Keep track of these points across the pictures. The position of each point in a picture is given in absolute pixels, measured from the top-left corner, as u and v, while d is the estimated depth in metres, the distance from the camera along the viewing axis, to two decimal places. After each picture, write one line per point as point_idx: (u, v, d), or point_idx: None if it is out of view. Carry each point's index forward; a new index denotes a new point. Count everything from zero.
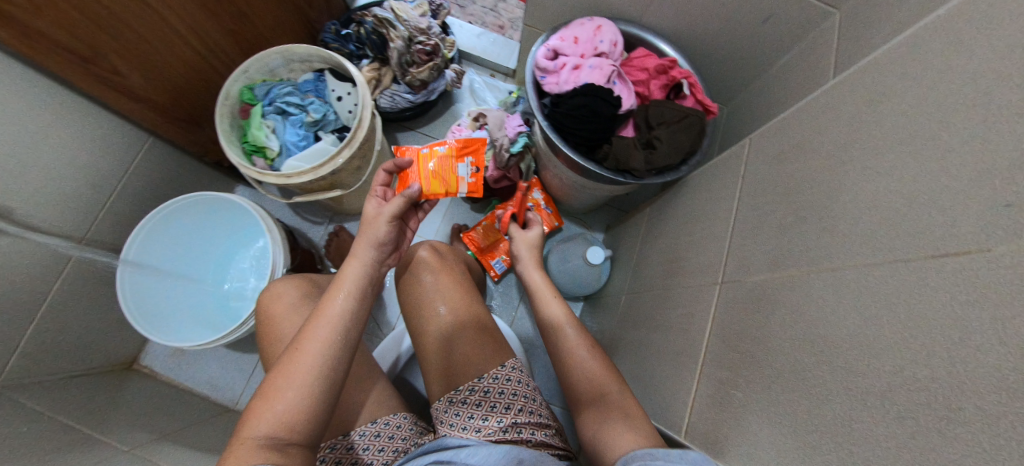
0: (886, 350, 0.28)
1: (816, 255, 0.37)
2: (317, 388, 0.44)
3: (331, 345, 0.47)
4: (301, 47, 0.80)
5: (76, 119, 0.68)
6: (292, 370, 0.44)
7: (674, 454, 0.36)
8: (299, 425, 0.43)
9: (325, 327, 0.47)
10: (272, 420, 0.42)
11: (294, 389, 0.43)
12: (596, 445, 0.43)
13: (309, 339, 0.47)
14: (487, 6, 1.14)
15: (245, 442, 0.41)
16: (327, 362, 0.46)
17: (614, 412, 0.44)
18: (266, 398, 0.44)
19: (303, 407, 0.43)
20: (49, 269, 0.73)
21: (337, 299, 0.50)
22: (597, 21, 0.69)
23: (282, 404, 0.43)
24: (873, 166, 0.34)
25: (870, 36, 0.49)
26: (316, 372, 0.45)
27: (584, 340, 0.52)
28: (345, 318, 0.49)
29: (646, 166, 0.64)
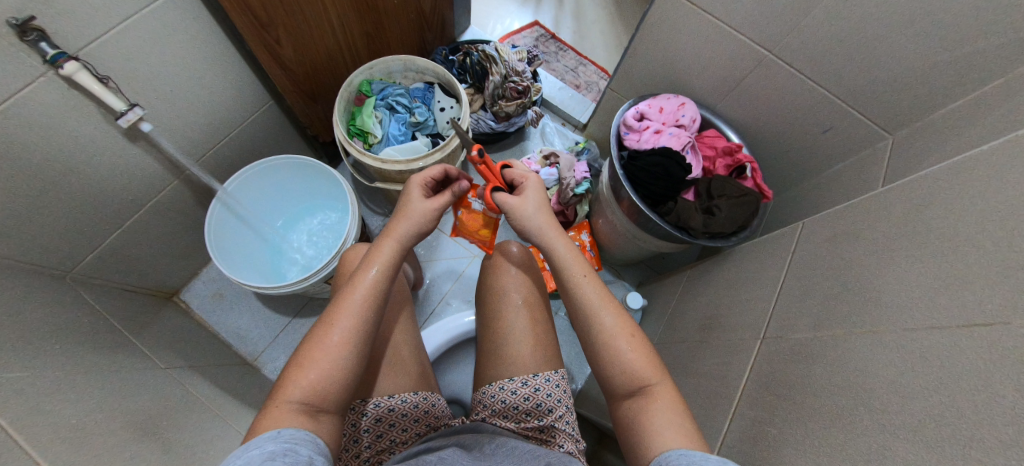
0: (918, 394, 0.34)
1: (858, 318, 0.44)
2: (348, 359, 0.46)
3: (361, 318, 0.48)
4: (422, 61, 0.94)
5: (228, 69, 0.79)
6: (323, 341, 0.46)
7: (711, 460, 0.39)
8: (331, 394, 0.44)
9: (355, 301, 0.49)
10: (308, 387, 0.44)
11: (325, 359, 0.45)
12: (635, 442, 0.46)
13: (340, 313, 0.48)
14: (570, 68, 1.32)
15: (281, 405, 0.42)
16: (357, 333, 0.47)
17: (654, 408, 0.46)
18: (298, 366, 0.45)
19: (333, 376, 0.45)
20: (153, 186, 0.80)
21: (368, 275, 0.51)
22: (682, 99, 0.84)
23: (314, 372, 0.44)
24: (916, 253, 0.42)
25: (915, 159, 0.59)
26: (347, 342, 0.46)
27: (624, 331, 0.50)
28: (374, 292, 0.50)
29: (703, 228, 0.74)
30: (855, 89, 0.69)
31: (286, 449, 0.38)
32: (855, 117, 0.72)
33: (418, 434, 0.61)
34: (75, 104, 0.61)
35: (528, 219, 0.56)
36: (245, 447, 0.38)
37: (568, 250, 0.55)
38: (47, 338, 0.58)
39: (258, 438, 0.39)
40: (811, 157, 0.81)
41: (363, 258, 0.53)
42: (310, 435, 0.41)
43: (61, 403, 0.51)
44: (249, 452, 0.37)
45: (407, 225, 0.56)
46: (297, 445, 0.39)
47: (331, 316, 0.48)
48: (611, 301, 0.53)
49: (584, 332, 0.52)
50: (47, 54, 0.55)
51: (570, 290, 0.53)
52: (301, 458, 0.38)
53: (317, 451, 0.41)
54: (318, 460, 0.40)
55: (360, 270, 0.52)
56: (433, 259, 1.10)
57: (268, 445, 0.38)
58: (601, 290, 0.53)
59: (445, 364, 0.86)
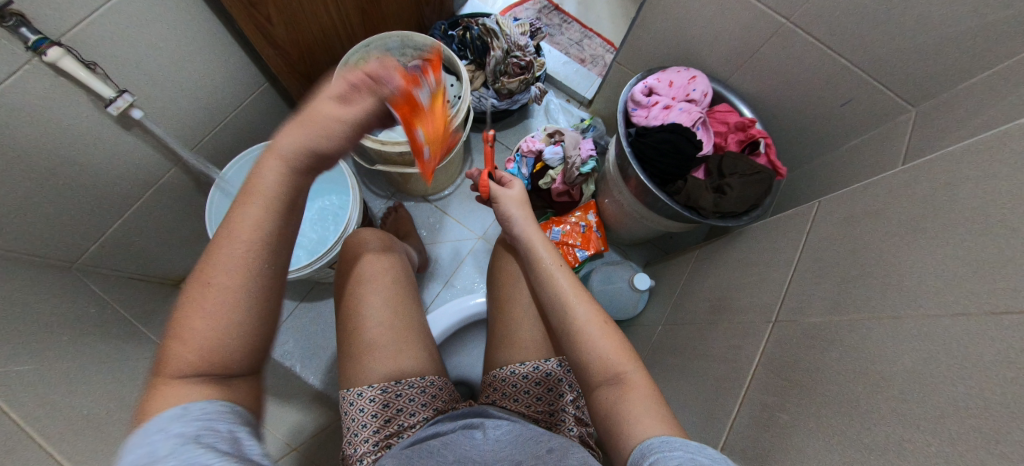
0: (942, 384, 0.33)
1: (876, 304, 0.42)
2: (241, 313, 0.37)
3: (252, 268, 0.38)
4: (419, 36, 0.90)
5: (218, 49, 0.76)
6: (206, 300, 0.37)
7: (693, 447, 0.37)
8: (236, 361, 0.38)
9: (237, 249, 0.38)
10: (198, 360, 0.36)
11: (212, 325, 0.36)
12: (613, 431, 0.44)
13: (219, 266, 0.37)
14: (574, 40, 1.27)
15: (165, 383, 0.35)
16: (245, 284, 0.38)
17: (629, 396, 0.44)
18: (182, 322, 0.37)
19: (224, 333, 0.37)
20: (152, 175, 0.79)
21: (249, 213, 0.39)
22: (692, 71, 0.80)
23: (198, 339, 0.36)
24: (941, 235, 0.40)
25: (939, 132, 0.56)
26: (238, 301, 0.37)
27: (597, 319, 0.51)
28: (263, 235, 0.39)
29: (713, 207, 0.72)
30: (877, 57, 0.65)
31: (203, 429, 0.32)
32: (875, 90, 0.68)
33: (426, 418, 0.60)
34: (64, 93, 0.60)
35: (508, 211, 0.64)
36: (139, 433, 0.31)
37: (546, 244, 0.60)
38: (54, 330, 0.59)
39: (157, 419, 0.32)
40: (827, 132, 0.78)
41: (239, 190, 0.40)
42: (227, 407, 0.35)
43: (71, 395, 0.51)
44: (152, 438, 0.31)
45: (294, 138, 0.41)
46: (215, 423, 0.33)
47: (209, 269, 0.38)
48: (583, 292, 0.55)
49: (559, 320, 0.53)
50: (28, 40, 0.52)
51: (548, 279, 0.56)
52: (221, 435, 0.33)
53: (238, 422, 0.35)
54: (244, 434, 0.34)
55: (238, 206, 0.39)
56: (437, 241, 1.09)
57: (173, 427, 0.31)
58: (573, 280, 0.56)
59: (452, 347, 0.86)
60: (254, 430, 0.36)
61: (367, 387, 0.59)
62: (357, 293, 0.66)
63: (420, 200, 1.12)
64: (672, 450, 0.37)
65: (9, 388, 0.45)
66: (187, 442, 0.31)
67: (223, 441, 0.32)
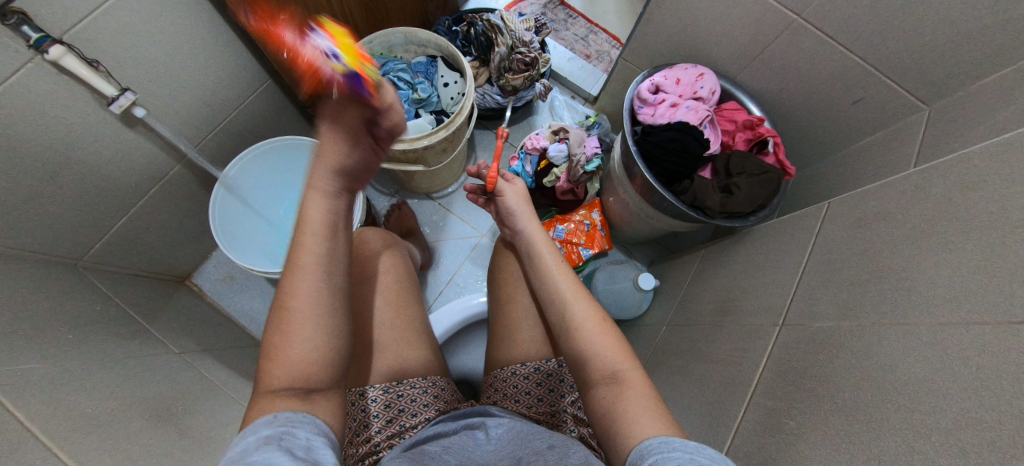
0: (953, 394, 0.32)
1: (886, 310, 0.41)
2: (331, 325, 0.43)
3: (326, 283, 0.43)
4: (423, 32, 0.89)
5: (221, 46, 0.76)
6: (298, 321, 0.41)
7: (690, 446, 0.36)
8: (323, 370, 0.42)
9: (307, 272, 0.42)
10: (295, 373, 0.40)
11: (303, 340, 0.41)
12: (609, 431, 0.43)
13: (297, 290, 0.42)
14: (579, 36, 1.26)
15: (268, 397, 0.39)
16: (326, 298, 0.43)
17: (626, 396, 0.43)
18: (279, 346, 0.41)
19: (318, 345, 0.41)
20: (156, 172, 0.79)
21: (311, 238, 0.43)
22: (700, 69, 0.79)
23: (300, 354, 0.40)
24: (955, 240, 0.39)
25: (953, 132, 0.55)
26: (321, 314, 0.42)
27: (595, 316, 0.51)
28: (327, 255, 0.44)
29: (720, 208, 0.71)
30: (889, 55, 0.63)
31: (283, 433, 0.34)
32: (888, 88, 0.66)
33: (428, 419, 0.59)
34: (67, 91, 0.60)
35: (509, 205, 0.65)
36: (239, 434, 0.35)
37: (544, 239, 0.60)
38: (58, 328, 0.59)
39: (254, 423, 0.36)
40: (837, 131, 0.77)
41: (296, 222, 0.44)
42: (307, 418, 0.38)
43: (76, 392, 0.51)
44: (245, 438, 0.34)
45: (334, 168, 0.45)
46: (294, 429, 0.35)
47: (288, 294, 0.42)
48: (581, 290, 0.55)
49: (557, 318, 0.53)
50: (31, 39, 0.52)
51: (546, 276, 0.56)
52: (300, 442, 0.35)
53: (317, 434, 0.37)
54: (320, 445, 0.36)
55: (300, 235, 0.43)
56: (441, 239, 1.09)
57: (262, 429, 0.34)
58: (571, 278, 0.56)
59: (455, 346, 0.86)
60: (329, 444, 0.37)
61: (369, 387, 0.59)
62: (359, 292, 0.66)
63: (423, 198, 1.12)
64: (671, 451, 0.35)
65: (14, 386, 0.45)
66: (269, 442, 0.33)
67: (299, 448, 0.34)
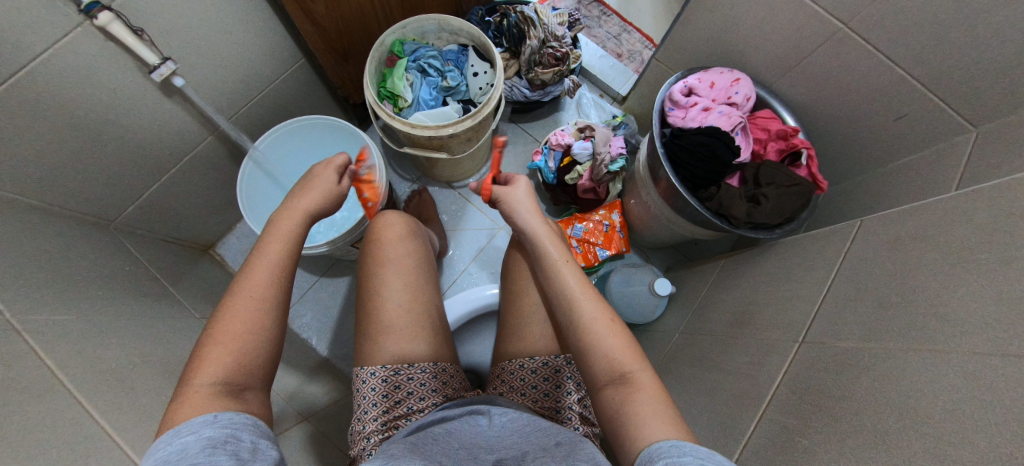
0: (982, 427, 0.31)
1: (917, 335, 0.40)
2: (267, 329, 0.45)
3: (270, 289, 0.47)
4: (456, 21, 0.89)
5: (259, 23, 0.77)
6: (239, 317, 0.44)
7: (701, 451, 0.35)
8: (254, 370, 0.43)
9: (262, 273, 0.47)
10: (227, 365, 0.41)
11: (240, 331, 0.43)
12: (617, 432, 0.42)
13: (250, 284, 0.46)
14: (612, 34, 1.24)
15: (195, 388, 0.39)
16: (271, 302, 0.46)
17: (637, 397, 0.43)
18: (215, 340, 0.42)
19: (248, 347, 0.43)
20: (189, 142, 0.81)
21: (271, 247, 0.50)
22: (737, 74, 0.77)
23: (229, 344, 0.42)
24: (997, 268, 0.37)
25: (1005, 155, 0.52)
26: (262, 311, 0.45)
27: (604, 315, 0.50)
28: (282, 263, 0.49)
29: (746, 217, 0.69)
30: (941, 70, 0.60)
31: (228, 436, 0.36)
32: (934, 105, 0.63)
33: (435, 403, 0.60)
34: (111, 57, 0.61)
35: (508, 206, 0.62)
36: (172, 433, 0.35)
37: (550, 240, 0.58)
38: (89, 284, 0.61)
39: (190, 423, 0.36)
40: (876, 147, 0.74)
41: (263, 232, 0.51)
42: (249, 419, 0.39)
43: (104, 347, 0.54)
44: (184, 438, 0.34)
45: (308, 200, 0.56)
46: (238, 431, 0.37)
47: (239, 289, 0.46)
48: (589, 290, 0.53)
49: (565, 318, 0.51)
50: (81, 3, 0.54)
51: (556, 275, 0.54)
52: (245, 444, 0.36)
53: (259, 434, 0.39)
54: (262, 445, 0.38)
55: (264, 243, 0.50)
56: (457, 228, 1.09)
57: (205, 430, 0.35)
58: (580, 277, 0.54)
59: (466, 335, 0.87)
60: (271, 443, 0.39)
61: (379, 367, 0.60)
62: (375, 275, 0.67)
63: (444, 186, 1.12)
64: (682, 456, 0.35)
65: (46, 337, 0.47)
66: (215, 446, 0.34)
67: (245, 450, 0.36)
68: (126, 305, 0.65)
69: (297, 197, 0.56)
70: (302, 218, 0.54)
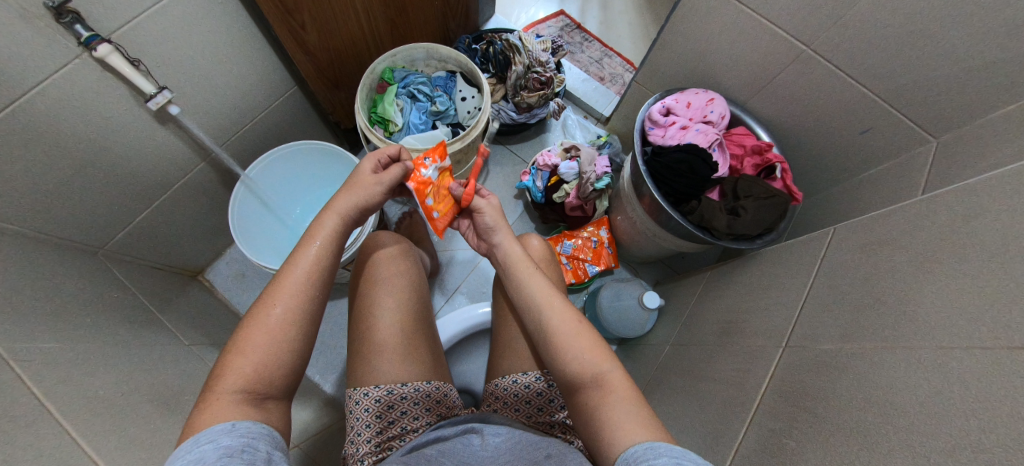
0: (954, 416, 0.32)
1: (889, 334, 0.42)
2: (293, 339, 0.44)
3: (298, 299, 0.45)
4: (444, 49, 0.93)
5: (253, 53, 0.80)
6: (264, 329, 0.43)
7: (675, 451, 0.38)
8: (277, 379, 0.42)
9: (293, 280, 0.46)
10: (250, 374, 0.41)
11: (264, 341, 0.42)
12: (595, 436, 0.44)
13: (280, 292, 0.45)
14: (594, 59, 1.30)
15: (218, 397, 0.39)
16: (301, 312, 0.45)
17: (610, 400, 0.44)
18: (239, 351, 0.42)
19: (272, 358, 0.42)
20: (182, 169, 0.82)
21: (308, 249, 0.48)
22: (711, 94, 0.81)
23: (255, 353, 0.42)
24: (956, 267, 0.39)
25: (961, 164, 0.55)
26: (292, 321, 0.44)
27: (571, 316, 0.52)
28: (315, 269, 0.48)
29: (726, 229, 0.72)
30: (898, 87, 0.65)
31: (245, 445, 0.36)
32: (896, 119, 0.68)
33: (429, 423, 0.60)
34: (108, 87, 0.63)
35: (483, 220, 0.62)
36: (192, 441, 0.35)
37: (519, 249, 0.60)
38: (77, 311, 0.61)
39: (208, 430, 0.36)
40: (846, 159, 0.78)
41: (304, 232, 0.50)
42: (266, 428, 0.39)
43: (90, 374, 0.53)
44: (203, 447, 0.35)
45: (348, 198, 0.53)
46: (255, 440, 0.37)
47: (269, 297, 0.45)
48: (558, 295, 0.54)
49: (534, 325, 0.53)
50: (81, 37, 0.56)
51: (520, 285, 0.56)
52: (260, 454, 0.37)
53: (274, 445, 0.39)
54: (277, 456, 0.38)
55: (300, 247, 0.49)
56: (449, 249, 1.10)
57: (223, 439, 0.36)
58: (547, 284, 0.55)
59: (458, 355, 0.86)
60: (284, 455, 0.40)
61: (373, 387, 0.60)
62: (367, 293, 0.68)
63: None
64: (657, 457, 0.37)
65: (34, 365, 0.46)
66: (231, 455, 0.35)
67: (261, 460, 0.36)
68: (112, 331, 0.64)
69: (341, 194, 0.54)
70: (339, 218, 0.52)
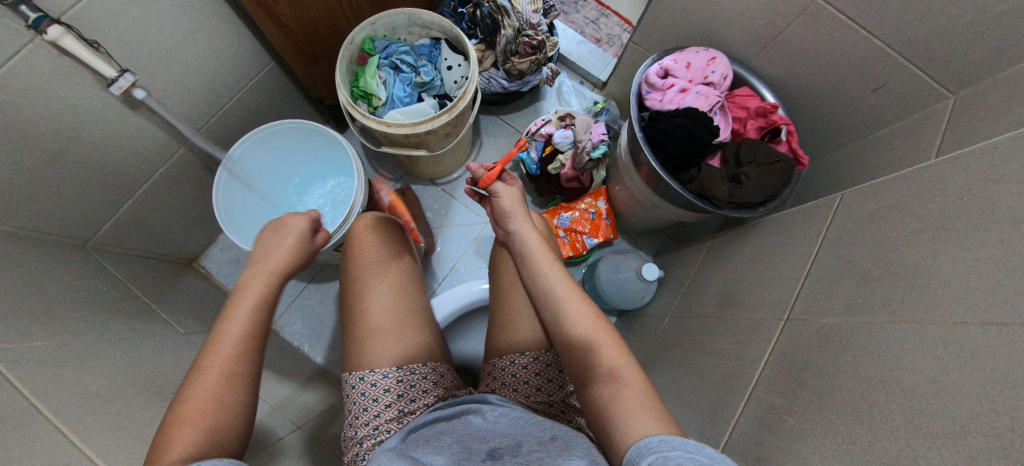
0: (964, 398, 0.31)
1: (899, 308, 0.39)
2: (239, 396, 0.43)
3: (234, 361, 0.44)
4: (426, 14, 0.87)
5: (221, 30, 0.75)
6: (203, 398, 0.41)
7: (689, 445, 0.35)
8: (228, 440, 0.41)
9: (230, 345, 0.45)
10: (200, 439, 0.39)
11: (208, 407, 0.41)
12: (606, 427, 0.43)
13: (213, 362, 0.43)
14: (589, 18, 1.22)
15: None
16: (237, 374, 0.44)
17: (625, 393, 0.44)
18: (181, 420, 0.39)
19: (217, 420, 0.41)
20: (160, 155, 0.80)
21: (236, 317, 0.47)
22: (712, 52, 0.76)
23: (200, 416, 0.40)
24: (974, 237, 0.37)
25: (980, 121, 0.51)
26: (230, 382, 0.43)
27: (588, 309, 0.53)
28: (254, 324, 0.47)
29: (728, 198, 0.68)
30: (915, 37, 0.60)
31: None
32: (911, 74, 0.63)
33: (429, 404, 0.59)
34: (67, 72, 0.59)
35: (501, 205, 0.64)
36: None
37: (537, 238, 0.61)
38: (66, 309, 0.60)
39: None
40: (857, 118, 0.73)
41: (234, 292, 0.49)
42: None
43: (81, 369, 0.52)
44: None
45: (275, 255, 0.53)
46: None
47: (206, 363, 0.43)
48: (575, 286, 0.55)
49: (551, 313, 0.54)
50: (28, 18, 0.52)
51: (540, 276, 0.57)
52: None
53: None
54: None
55: (229, 310, 0.47)
56: (443, 226, 1.08)
57: None
58: (564, 275, 0.57)
59: (456, 333, 0.86)
60: None
61: (368, 371, 0.59)
62: (361, 277, 0.66)
63: (427, 184, 1.11)
64: (671, 450, 0.35)
65: (21, 365, 0.46)
66: None
67: None
68: (104, 326, 0.64)
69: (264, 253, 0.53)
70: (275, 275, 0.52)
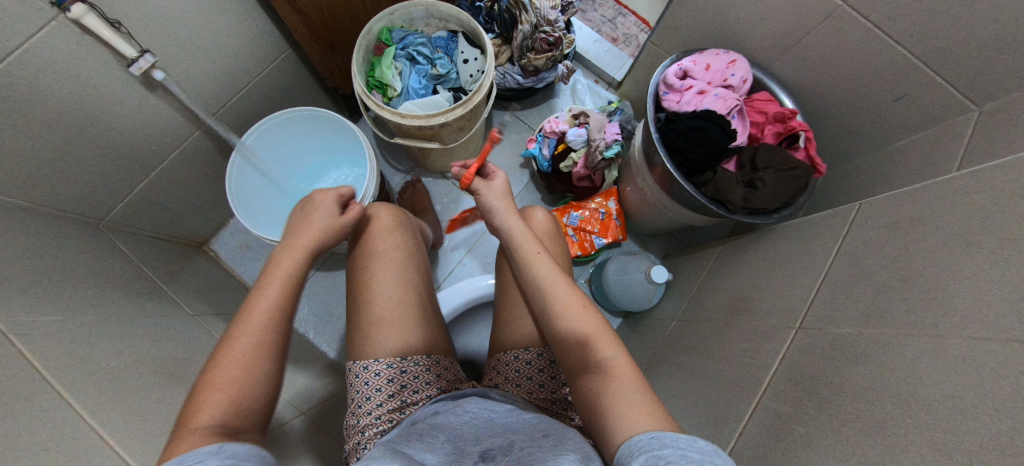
0: (984, 415, 0.30)
1: (917, 321, 0.39)
2: (264, 365, 0.44)
3: (265, 334, 0.45)
4: (444, 6, 0.87)
5: (240, 14, 0.75)
6: (234, 366, 0.42)
7: (682, 441, 0.35)
8: (253, 412, 0.41)
9: (261, 315, 0.46)
10: (230, 407, 0.40)
11: (237, 375, 0.41)
12: (598, 420, 0.43)
13: (245, 333, 0.45)
14: (607, 17, 1.21)
15: (190, 433, 0.36)
16: (266, 346, 0.45)
17: (614, 386, 0.43)
18: (213, 386, 0.40)
19: (246, 389, 0.41)
20: (176, 137, 0.80)
21: (267, 292, 0.48)
22: (732, 55, 0.75)
23: (228, 383, 0.41)
24: (998, 251, 0.36)
25: (1006, 135, 0.50)
26: (262, 351, 0.44)
27: (578, 301, 0.52)
28: (284, 299, 0.49)
29: (742, 203, 0.68)
30: (942, 47, 0.59)
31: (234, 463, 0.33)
32: (936, 85, 0.61)
33: (430, 396, 0.60)
34: (88, 50, 0.60)
35: (485, 201, 0.63)
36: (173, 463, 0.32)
37: (524, 230, 0.60)
38: (77, 285, 0.60)
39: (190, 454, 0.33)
40: (877, 127, 0.72)
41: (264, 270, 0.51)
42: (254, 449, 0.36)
43: (92, 345, 0.53)
44: None
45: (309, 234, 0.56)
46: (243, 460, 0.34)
47: (238, 333, 0.45)
48: (565, 278, 0.55)
49: (541, 308, 0.53)
50: None
51: (527, 271, 0.56)
52: None
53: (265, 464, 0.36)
54: None
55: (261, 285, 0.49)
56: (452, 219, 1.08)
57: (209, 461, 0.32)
58: (552, 266, 0.56)
59: (461, 326, 0.86)
60: None
61: (373, 360, 0.59)
62: (364, 267, 0.66)
63: (438, 177, 1.11)
64: (661, 448, 0.34)
65: (35, 338, 0.46)
66: None
67: None
68: (114, 303, 0.64)
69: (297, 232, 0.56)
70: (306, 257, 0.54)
